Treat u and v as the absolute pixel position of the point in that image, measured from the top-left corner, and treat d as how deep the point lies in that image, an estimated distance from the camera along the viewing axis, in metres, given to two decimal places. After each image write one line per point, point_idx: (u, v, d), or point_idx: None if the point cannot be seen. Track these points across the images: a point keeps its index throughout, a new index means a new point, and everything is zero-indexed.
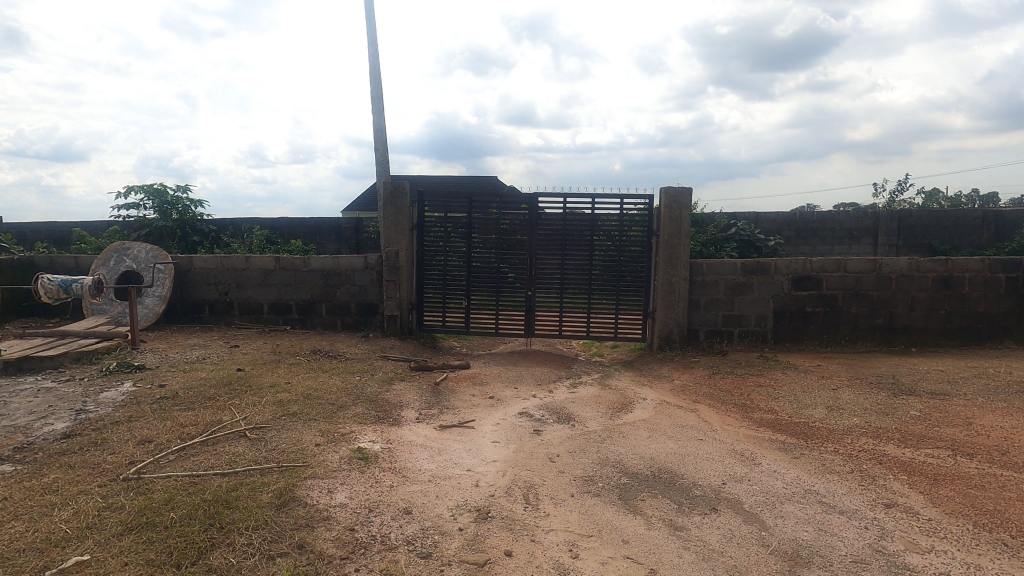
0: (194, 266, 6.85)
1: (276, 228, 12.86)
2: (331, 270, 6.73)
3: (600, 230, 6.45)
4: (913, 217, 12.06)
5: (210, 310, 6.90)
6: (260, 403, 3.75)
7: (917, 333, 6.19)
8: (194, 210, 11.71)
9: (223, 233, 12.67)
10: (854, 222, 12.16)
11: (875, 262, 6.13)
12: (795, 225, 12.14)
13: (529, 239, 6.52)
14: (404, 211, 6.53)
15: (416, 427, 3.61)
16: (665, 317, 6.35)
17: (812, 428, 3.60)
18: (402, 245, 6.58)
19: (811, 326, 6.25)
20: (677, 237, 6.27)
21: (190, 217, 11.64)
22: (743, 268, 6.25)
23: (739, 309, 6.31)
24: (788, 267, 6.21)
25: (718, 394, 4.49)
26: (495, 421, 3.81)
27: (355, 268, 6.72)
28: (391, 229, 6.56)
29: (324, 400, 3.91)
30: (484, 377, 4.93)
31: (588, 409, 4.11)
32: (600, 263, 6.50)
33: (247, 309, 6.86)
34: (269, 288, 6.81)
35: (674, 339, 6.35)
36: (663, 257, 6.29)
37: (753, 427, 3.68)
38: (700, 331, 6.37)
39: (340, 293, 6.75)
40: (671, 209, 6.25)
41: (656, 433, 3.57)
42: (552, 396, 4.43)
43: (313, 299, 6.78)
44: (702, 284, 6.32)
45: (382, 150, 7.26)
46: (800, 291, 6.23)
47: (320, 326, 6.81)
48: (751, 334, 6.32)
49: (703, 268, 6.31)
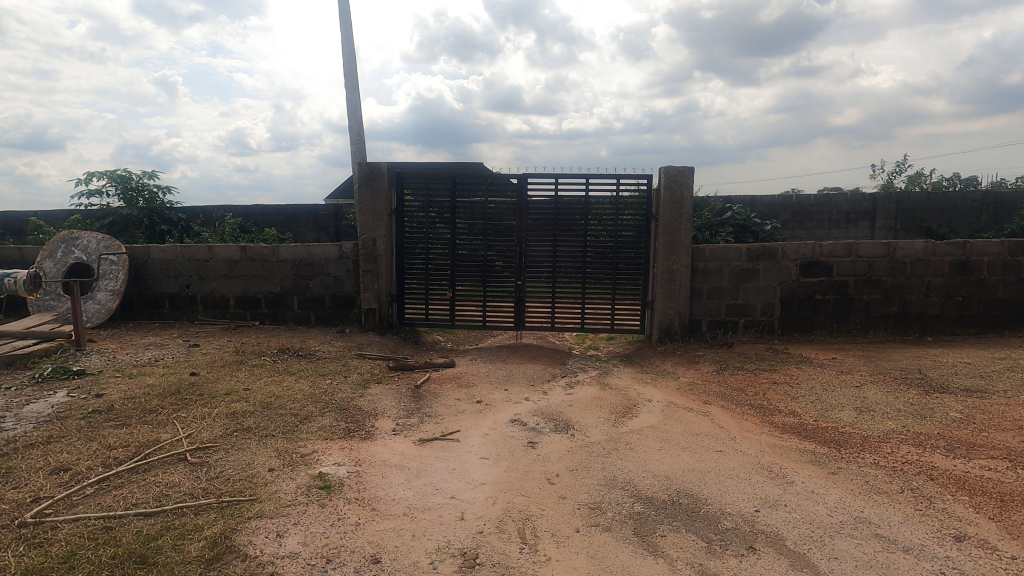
0: (152, 256, 6.25)
1: (249, 216, 12.18)
2: (303, 260, 6.16)
3: (594, 215, 5.97)
4: (911, 199, 11.75)
5: (170, 305, 6.32)
6: (210, 417, 3.23)
7: (932, 321, 5.81)
8: (162, 198, 11.09)
9: (194, 221, 11.98)
10: (851, 205, 11.80)
11: (889, 246, 5.73)
12: (792, 209, 11.74)
13: (517, 225, 6.03)
14: (382, 194, 6.00)
15: (392, 441, 3.12)
16: (665, 307, 5.89)
17: (843, 435, 3.17)
18: (380, 232, 6.04)
19: (820, 316, 5.85)
20: (677, 221, 5.80)
21: (157, 205, 11.04)
22: (749, 254, 5.81)
23: (744, 297, 5.87)
24: (796, 252, 5.78)
25: (731, 394, 4.04)
26: (483, 432, 3.33)
27: (328, 257, 6.15)
28: (368, 215, 6.03)
29: (287, 411, 3.39)
30: (470, 378, 4.43)
31: (588, 414, 3.64)
32: (595, 250, 6.03)
33: (212, 303, 6.29)
34: (234, 280, 6.24)
35: (675, 331, 5.91)
36: (663, 242, 5.82)
37: (777, 434, 3.24)
38: (702, 321, 5.93)
39: (312, 284, 6.19)
40: (672, 189, 5.76)
41: (667, 444, 3.12)
42: (547, 399, 3.95)
43: (283, 292, 6.22)
44: (704, 271, 5.87)
45: (357, 129, 6.66)
46: (809, 277, 5.81)
47: (291, 321, 6.25)
48: (756, 324, 5.90)
49: (706, 254, 5.84)
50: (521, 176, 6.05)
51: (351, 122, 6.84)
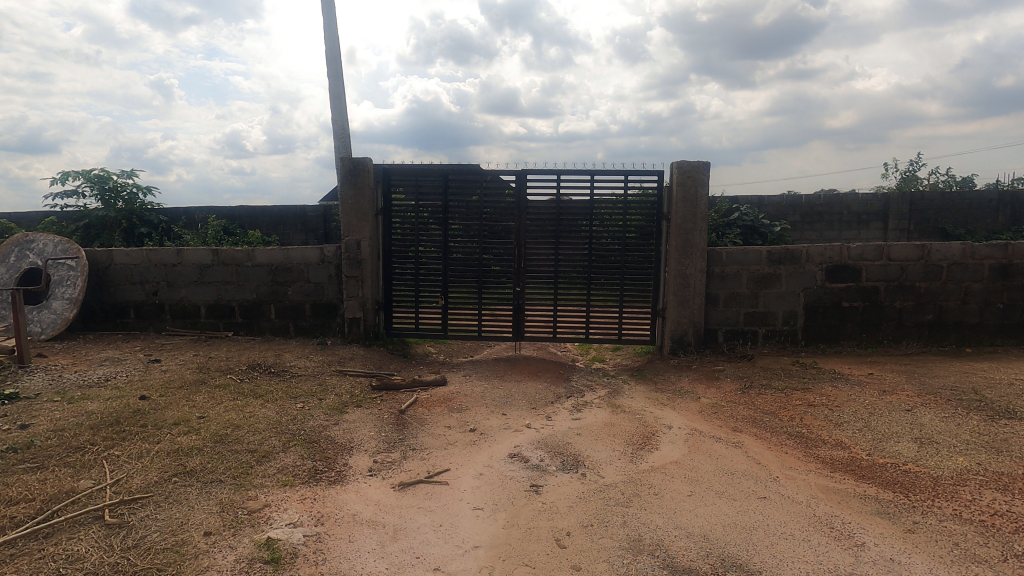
0: (115, 261, 5.71)
1: (234, 217, 11.61)
2: (281, 264, 5.62)
3: (599, 215, 5.46)
4: (925, 199, 11.26)
5: (135, 314, 5.76)
6: (148, 455, 2.69)
7: (970, 331, 5.31)
8: (142, 199, 10.53)
9: (175, 223, 11.40)
10: (863, 205, 11.31)
11: (923, 249, 5.23)
12: (801, 209, 11.24)
13: (516, 226, 5.51)
14: (367, 193, 5.47)
15: (367, 486, 2.58)
16: (678, 316, 5.37)
17: (909, 476, 2.65)
18: (365, 233, 5.50)
19: (848, 325, 5.34)
20: (691, 222, 5.28)
21: (137, 206, 10.48)
22: (769, 257, 5.31)
23: (764, 305, 5.37)
24: (822, 255, 5.28)
25: (762, 419, 3.52)
26: (477, 471, 2.79)
27: (308, 262, 5.60)
28: (352, 215, 5.50)
29: (243, 446, 2.85)
30: (463, 399, 3.89)
31: (601, 447, 3.11)
32: (601, 253, 5.52)
33: (181, 312, 5.74)
34: (206, 287, 5.70)
35: (689, 342, 5.38)
36: (676, 244, 5.30)
37: (827, 474, 2.72)
38: (719, 331, 5.41)
39: (291, 291, 5.64)
40: (685, 187, 5.24)
41: (699, 488, 2.59)
42: (551, 427, 3.41)
43: (259, 300, 5.67)
44: (721, 276, 5.35)
45: (340, 122, 6.12)
46: (835, 283, 5.31)
47: (268, 331, 5.70)
48: (778, 334, 5.38)
49: (722, 258, 5.33)
50: (520, 172, 5.53)
51: (334, 115, 6.31)
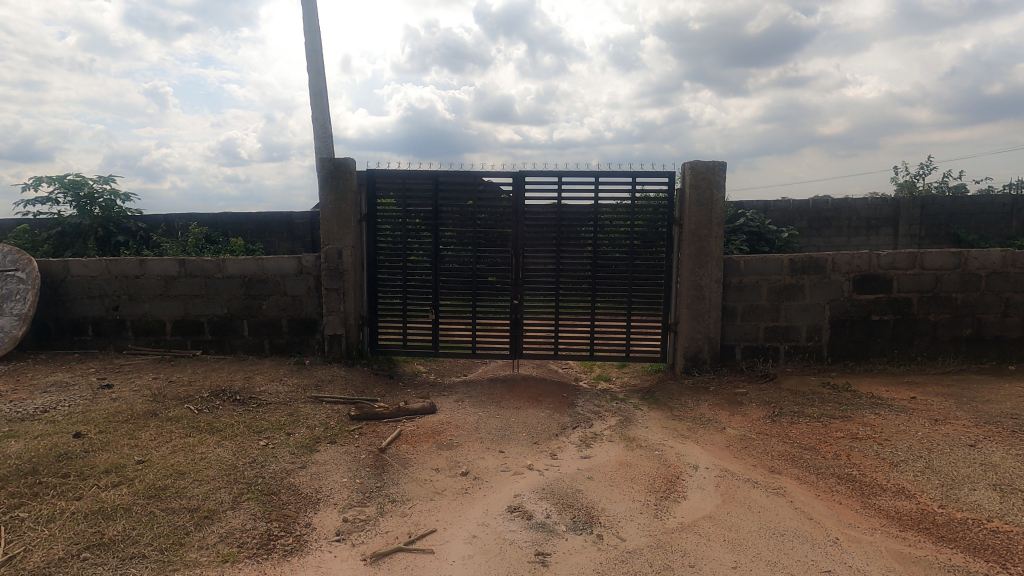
0: (71, 272, 5.17)
1: (217, 225, 11.07)
2: (254, 276, 5.10)
3: (605, 220, 4.99)
4: (936, 203, 10.88)
5: (94, 331, 5.23)
6: (59, 520, 2.16)
7: (1012, 346, 4.85)
8: (119, 205, 9.98)
9: (154, 231, 10.83)
10: (871, 210, 10.91)
11: (960, 256, 4.77)
12: (808, 215, 10.81)
13: (513, 232, 5.03)
14: (349, 197, 4.97)
15: (332, 559, 2.07)
16: (692, 331, 4.89)
17: (1000, 538, 2.16)
18: (347, 241, 4.98)
19: (878, 340, 4.87)
20: (706, 227, 4.80)
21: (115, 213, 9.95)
22: (791, 266, 4.84)
23: (786, 318, 4.89)
24: (848, 264, 4.82)
25: (803, 456, 3.02)
26: (471, 532, 2.29)
27: (285, 273, 5.08)
28: (332, 221, 4.98)
29: (183, 504, 2.33)
30: (454, 432, 3.38)
31: (617, 495, 2.61)
32: (606, 262, 5.04)
33: (144, 329, 5.21)
34: (172, 301, 5.17)
35: (704, 360, 4.89)
36: (689, 252, 4.82)
37: (898, 535, 2.23)
38: (736, 348, 4.92)
39: (265, 306, 5.12)
40: (699, 189, 4.77)
41: (745, 557, 2.09)
42: (557, 468, 2.91)
43: (230, 315, 5.15)
44: (738, 287, 4.88)
45: (320, 120, 5.61)
46: (864, 294, 4.84)
47: (241, 350, 5.17)
48: (801, 351, 4.90)
49: (740, 267, 4.86)
50: (517, 174, 5.04)
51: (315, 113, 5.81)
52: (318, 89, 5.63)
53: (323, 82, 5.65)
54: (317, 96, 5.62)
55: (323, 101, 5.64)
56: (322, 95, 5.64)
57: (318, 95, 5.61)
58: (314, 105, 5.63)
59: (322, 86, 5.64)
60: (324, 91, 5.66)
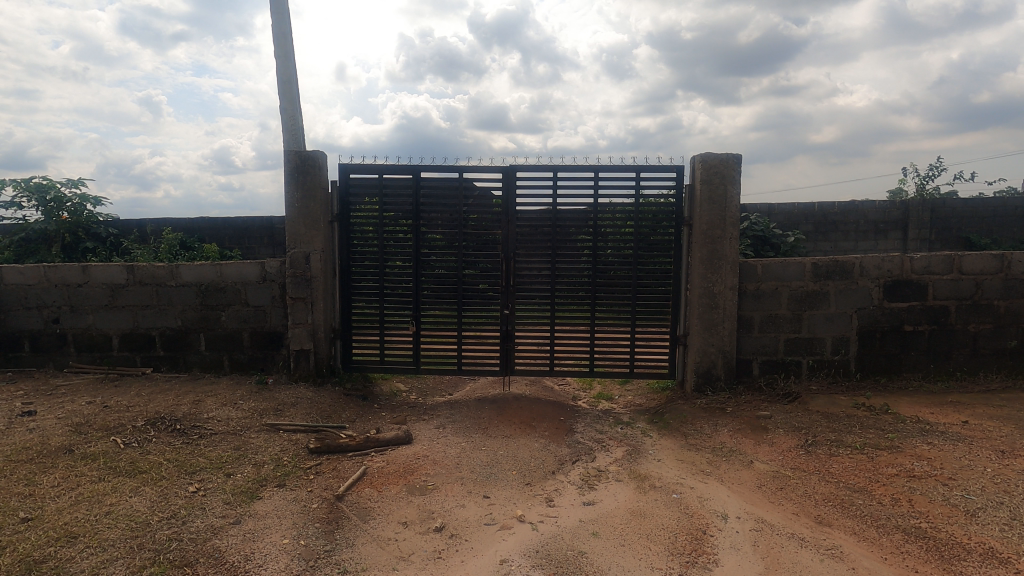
0: (5, 280, 4.59)
1: (193, 230, 10.47)
2: (212, 283, 4.53)
3: (606, 220, 4.47)
4: (946, 206, 10.45)
5: (32, 347, 4.64)
6: None
7: None
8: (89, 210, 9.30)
9: (125, 237, 10.16)
10: (879, 213, 10.46)
11: (1002, 259, 4.27)
12: (814, 218, 10.33)
13: (503, 234, 4.49)
14: (319, 194, 4.41)
15: None
16: (705, 344, 4.34)
17: None
18: (316, 245, 4.41)
19: (911, 353, 4.35)
20: (719, 227, 4.27)
21: (84, 217, 9.26)
22: (814, 271, 4.32)
23: (809, 330, 4.36)
24: (878, 268, 4.31)
25: (854, 501, 2.48)
26: None
27: (246, 280, 4.51)
28: (299, 221, 4.40)
29: None
30: (430, 470, 2.82)
31: (632, 560, 2.06)
32: (607, 267, 4.51)
33: (88, 344, 4.62)
34: (119, 312, 4.59)
35: (718, 377, 4.35)
36: (700, 255, 4.29)
37: None
38: (754, 363, 4.39)
39: (224, 317, 4.55)
40: (712, 185, 4.25)
41: None
42: (554, 520, 2.35)
43: (184, 328, 4.57)
44: (755, 295, 4.35)
45: (290, 111, 5.07)
46: (896, 302, 4.32)
47: (197, 367, 4.59)
48: (827, 366, 4.37)
49: (757, 272, 4.34)
50: (507, 168, 4.51)
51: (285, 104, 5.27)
52: (287, 76, 5.08)
53: (292, 68, 5.10)
54: (285, 83, 5.07)
55: (293, 90, 5.10)
56: (291, 83, 5.09)
57: (286, 83, 5.06)
58: (283, 94, 5.08)
59: (291, 73, 5.09)
60: (293, 79, 5.11)
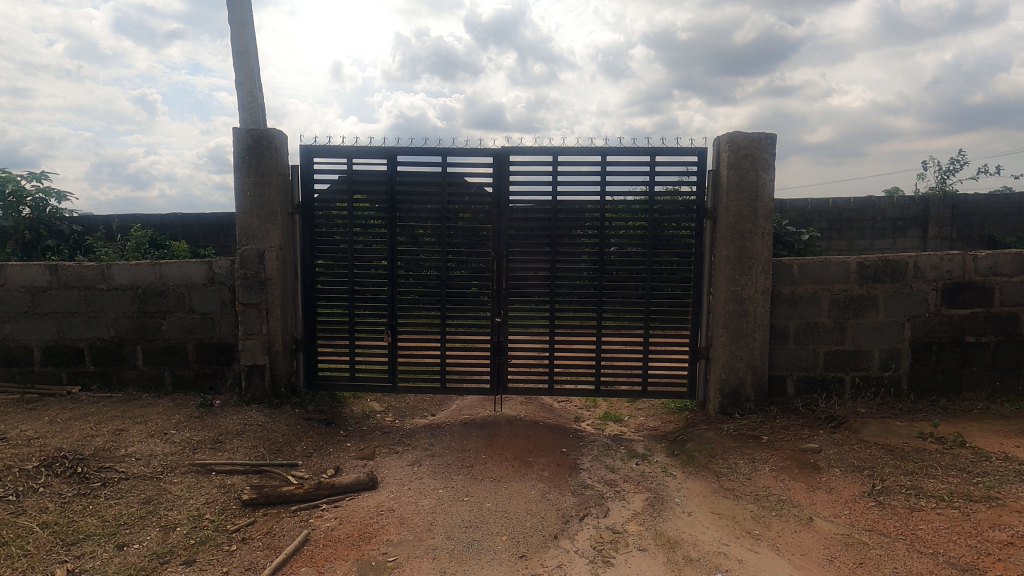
0: None
1: (164, 228, 9.74)
2: (150, 286, 3.83)
3: (615, 212, 3.80)
4: (968, 202, 9.84)
5: None
6: None
7: None
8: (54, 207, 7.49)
9: (90, 234, 9.33)
10: (897, 210, 9.84)
11: None
12: (828, 215, 9.71)
13: (494, 229, 3.82)
14: (275, 181, 3.71)
15: None
16: (732, 359, 3.68)
17: None
18: (272, 241, 3.72)
19: (973, 369, 3.71)
20: (749, 221, 3.60)
21: (48, 215, 7.39)
22: (861, 272, 3.66)
23: (854, 341, 3.71)
24: (936, 269, 3.66)
25: None
26: None
27: (190, 283, 3.82)
28: (252, 213, 3.71)
29: None
30: (396, 535, 2.15)
31: None
32: (616, 268, 3.84)
33: (5, 358, 3.92)
34: (41, 321, 3.89)
35: (747, 397, 3.68)
36: (727, 253, 3.62)
37: None
38: (789, 380, 3.73)
39: (165, 326, 3.86)
40: (741, 170, 3.59)
41: None
42: None
43: (118, 338, 3.88)
44: (791, 300, 3.69)
45: (248, 87, 4.40)
46: (955, 309, 3.68)
47: (134, 386, 3.90)
48: (874, 383, 3.72)
49: (793, 273, 3.68)
50: (498, 151, 3.82)
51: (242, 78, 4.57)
52: (244, 46, 4.38)
53: (250, 38, 4.41)
54: (242, 54, 4.37)
55: (251, 62, 4.41)
56: (249, 53, 4.40)
57: (243, 54, 4.37)
58: (239, 67, 4.39)
59: (249, 42, 4.39)
60: (252, 49, 4.41)
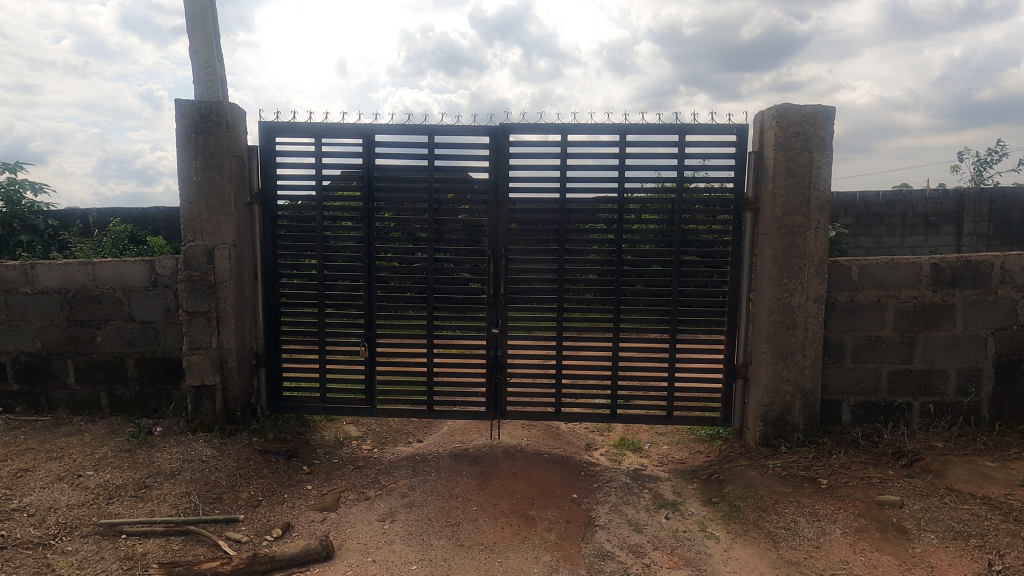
0: None
1: (146, 223, 9.14)
2: (82, 290, 3.23)
3: (637, 201, 3.16)
4: (1006, 197, 9.13)
5: None
6: None
7: None
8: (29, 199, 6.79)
9: (66, 230, 8.72)
10: (930, 204, 9.13)
11: None
12: (855, 211, 9.02)
13: (491, 223, 3.19)
14: (227, 164, 3.09)
15: None
16: (778, 381, 3.03)
17: None
18: (223, 237, 3.10)
19: None
20: (800, 213, 2.95)
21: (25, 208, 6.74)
22: (935, 276, 3.02)
23: (925, 359, 3.06)
24: None
25: None
26: None
27: (128, 287, 3.21)
28: (199, 203, 3.09)
29: None
30: None
31: None
32: (637, 269, 3.20)
33: None
34: None
35: (795, 427, 3.04)
36: (774, 252, 2.97)
37: None
38: (845, 405, 3.09)
39: (100, 337, 3.25)
40: (791, 151, 2.94)
41: None
42: None
43: (45, 352, 3.28)
44: (850, 308, 3.05)
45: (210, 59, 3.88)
46: None
47: (64, 408, 3.30)
48: (949, 410, 3.07)
49: (852, 276, 3.03)
50: (495, 129, 3.19)
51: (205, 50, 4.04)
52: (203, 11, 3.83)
53: None
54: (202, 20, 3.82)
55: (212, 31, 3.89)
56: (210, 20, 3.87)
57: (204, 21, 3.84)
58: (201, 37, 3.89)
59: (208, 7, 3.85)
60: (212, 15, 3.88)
